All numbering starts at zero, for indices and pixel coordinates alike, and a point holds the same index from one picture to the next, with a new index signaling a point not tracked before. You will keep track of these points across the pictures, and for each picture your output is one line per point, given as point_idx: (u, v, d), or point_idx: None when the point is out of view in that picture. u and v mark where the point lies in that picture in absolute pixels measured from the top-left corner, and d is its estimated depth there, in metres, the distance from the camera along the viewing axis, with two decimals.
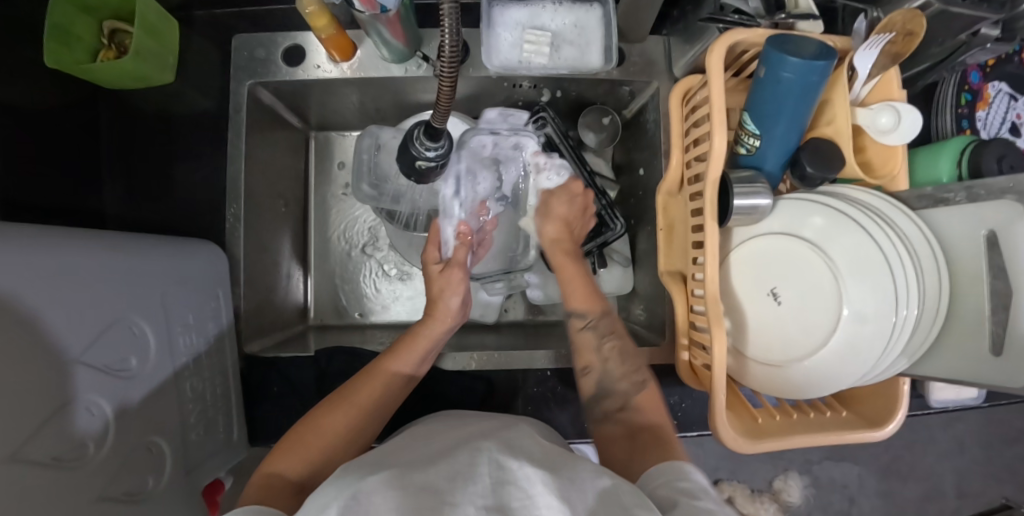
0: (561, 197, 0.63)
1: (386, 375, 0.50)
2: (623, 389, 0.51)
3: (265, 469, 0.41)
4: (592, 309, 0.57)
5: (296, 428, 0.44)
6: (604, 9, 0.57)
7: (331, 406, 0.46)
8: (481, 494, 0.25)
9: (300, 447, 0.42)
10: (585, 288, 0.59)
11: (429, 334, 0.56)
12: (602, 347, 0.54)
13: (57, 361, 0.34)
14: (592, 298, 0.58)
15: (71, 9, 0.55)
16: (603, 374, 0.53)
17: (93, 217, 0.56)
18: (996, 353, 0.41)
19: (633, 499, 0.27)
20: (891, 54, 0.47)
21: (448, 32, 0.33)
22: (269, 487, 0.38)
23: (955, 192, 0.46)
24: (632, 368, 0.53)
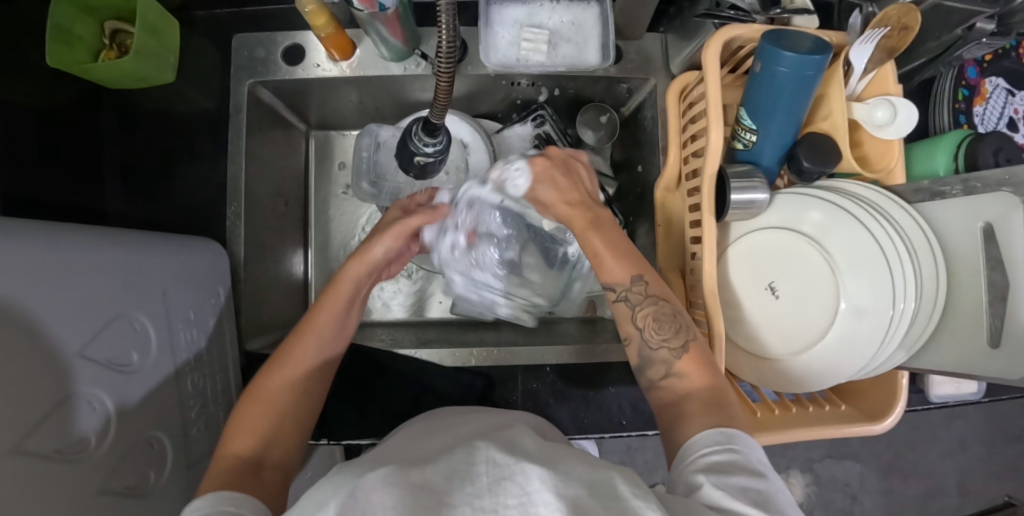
0: (544, 182, 0.50)
1: (315, 332, 0.48)
2: (665, 357, 0.42)
3: (222, 452, 0.40)
4: (627, 276, 0.44)
5: (240, 404, 0.43)
6: (601, 6, 0.58)
7: (268, 373, 0.45)
8: (479, 493, 0.25)
9: (249, 422, 0.41)
10: (615, 252, 0.45)
11: (350, 279, 0.52)
12: (638, 317, 0.44)
13: (59, 356, 0.35)
14: (627, 262, 0.45)
15: (73, 10, 0.56)
16: (643, 344, 0.44)
17: (94, 215, 0.57)
18: (994, 345, 0.41)
19: (632, 490, 0.27)
20: (887, 48, 0.47)
21: (444, 29, 0.34)
22: (230, 469, 0.38)
23: (952, 186, 0.46)
24: (674, 332, 0.42)
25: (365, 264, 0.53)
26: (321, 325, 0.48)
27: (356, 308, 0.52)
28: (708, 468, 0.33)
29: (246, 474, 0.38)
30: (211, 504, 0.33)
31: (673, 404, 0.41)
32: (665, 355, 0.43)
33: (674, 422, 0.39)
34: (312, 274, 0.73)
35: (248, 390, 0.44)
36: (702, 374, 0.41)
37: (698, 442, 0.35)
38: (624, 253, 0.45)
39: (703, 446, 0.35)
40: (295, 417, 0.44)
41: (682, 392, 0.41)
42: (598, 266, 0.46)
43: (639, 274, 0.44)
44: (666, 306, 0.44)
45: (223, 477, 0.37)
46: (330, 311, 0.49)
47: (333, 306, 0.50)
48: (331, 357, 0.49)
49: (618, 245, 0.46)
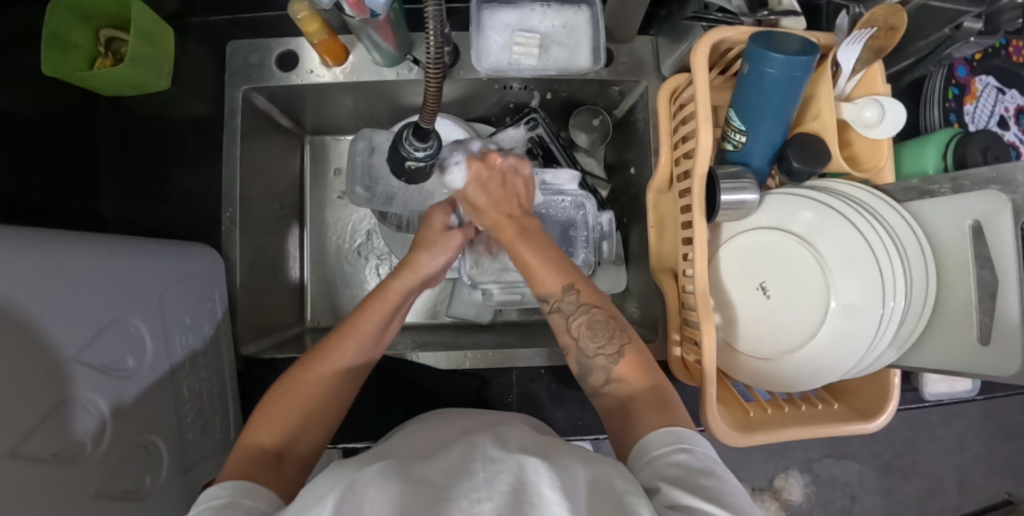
0: (473, 186, 0.53)
1: (355, 336, 0.45)
2: (602, 363, 0.43)
3: (245, 441, 0.40)
4: (558, 285, 0.46)
5: (271, 394, 0.42)
6: (592, 10, 0.58)
7: (301, 372, 0.43)
8: (475, 487, 0.25)
9: (274, 416, 0.41)
10: (543, 263, 0.47)
11: (400, 287, 0.49)
12: (572, 326, 0.45)
13: (55, 360, 0.35)
14: (557, 271, 0.46)
15: (68, 18, 0.57)
16: (579, 354, 0.45)
17: (93, 221, 0.58)
18: (984, 342, 0.41)
19: (622, 486, 0.27)
20: (875, 48, 0.47)
21: (433, 35, 0.34)
22: (250, 461, 0.38)
23: (941, 184, 0.45)
24: (607, 338, 0.44)
25: (416, 275, 0.51)
26: (362, 333, 0.45)
27: (398, 318, 0.50)
28: (664, 471, 0.33)
29: (266, 465, 0.38)
30: (229, 493, 0.34)
31: (620, 407, 0.41)
32: (602, 361, 0.43)
33: (624, 422, 0.40)
34: (309, 277, 0.74)
35: (279, 383, 0.43)
36: (641, 377, 0.42)
37: (652, 443, 0.35)
38: (553, 260, 0.47)
39: (657, 447, 0.35)
40: (322, 419, 0.42)
41: (626, 395, 0.41)
42: (533, 281, 0.48)
43: (570, 282, 0.46)
44: (598, 313, 0.45)
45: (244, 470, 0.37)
46: (375, 318, 0.46)
47: (376, 312, 0.46)
48: (365, 367, 0.46)
49: (547, 255, 0.48)
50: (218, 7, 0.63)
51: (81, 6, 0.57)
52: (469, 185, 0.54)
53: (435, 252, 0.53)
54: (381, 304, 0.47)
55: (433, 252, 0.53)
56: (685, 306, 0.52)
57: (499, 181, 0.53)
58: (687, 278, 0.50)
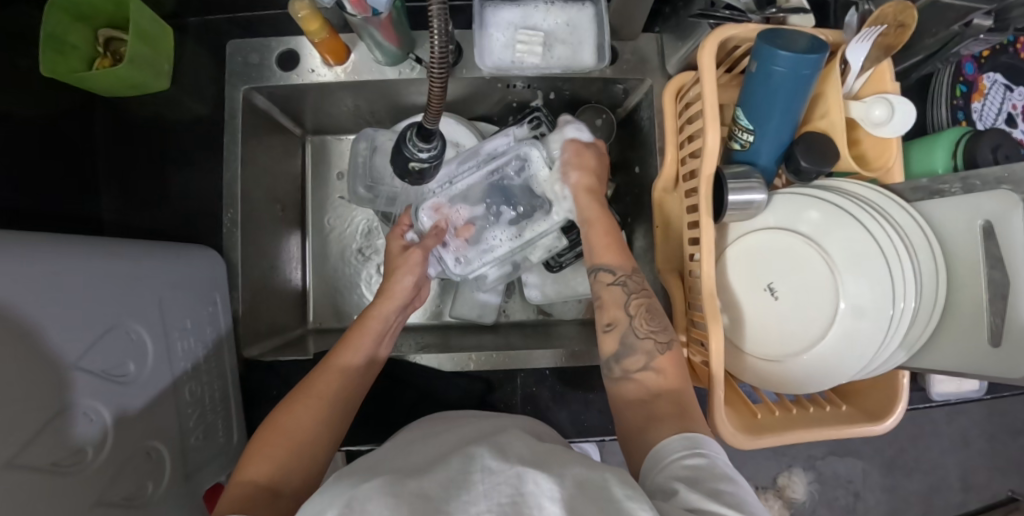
0: (592, 151, 0.60)
1: (340, 366, 0.47)
2: (648, 350, 0.44)
3: (237, 478, 0.38)
4: (622, 263, 0.50)
5: (261, 429, 0.42)
6: (596, 7, 0.57)
7: (294, 401, 0.43)
8: (473, 500, 0.25)
9: (267, 447, 0.40)
10: (612, 241, 0.52)
11: (379, 315, 0.54)
12: (630, 304, 0.47)
13: (55, 369, 0.34)
14: (622, 252, 0.51)
15: (65, 19, 0.56)
16: (628, 332, 0.46)
17: (91, 224, 0.58)
18: (995, 343, 0.41)
19: (622, 492, 0.25)
20: (884, 46, 0.46)
21: (437, 34, 0.33)
22: (243, 497, 0.36)
23: (951, 184, 0.46)
24: (663, 325, 0.46)
25: (393, 303, 0.55)
26: (349, 356, 0.48)
27: (383, 346, 0.53)
28: (679, 476, 0.32)
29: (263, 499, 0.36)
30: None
31: (642, 403, 0.42)
32: (649, 346, 0.44)
33: (643, 425, 0.39)
34: (311, 277, 0.73)
35: (270, 417, 0.43)
36: (675, 378, 0.43)
37: (668, 448, 0.35)
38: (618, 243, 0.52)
39: (673, 454, 0.35)
40: (316, 446, 0.41)
41: (657, 390, 0.42)
42: (596, 251, 0.52)
43: (633, 266, 0.51)
44: (654, 302, 0.48)
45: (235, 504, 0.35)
46: (359, 344, 0.50)
47: (360, 342, 0.50)
48: (355, 395, 0.47)
49: (613, 235, 0.53)
50: (217, 6, 0.62)
51: (79, 6, 0.56)
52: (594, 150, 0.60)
53: (404, 273, 0.57)
54: (363, 334, 0.51)
55: (399, 273, 0.57)
56: (691, 307, 0.51)
57: (595, 160, 0.60)
58: (693, 279, 0.50)
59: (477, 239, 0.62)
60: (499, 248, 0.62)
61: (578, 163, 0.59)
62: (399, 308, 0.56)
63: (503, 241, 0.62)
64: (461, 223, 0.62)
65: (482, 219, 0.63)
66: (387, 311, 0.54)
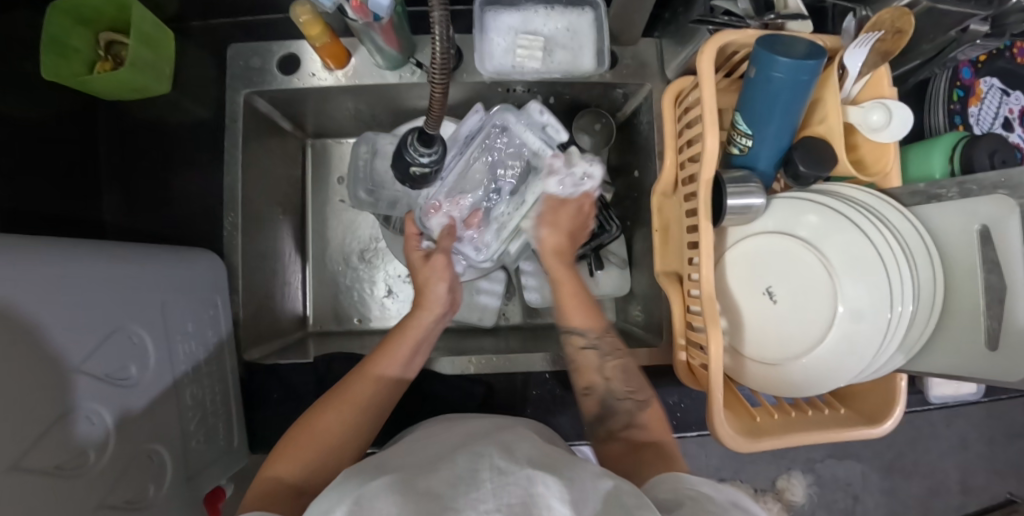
0: (569, 207, 0.61)
1: (377, 374, 0.47)
2: (629, 407, 0.48)
3: (263, 473, 0.39)
4: (594, 325, 0.54)
5: (295, 427, 0.43)
6: (596, 13, 0.58)
7: (327, 405, 0.44)
8: (483, 497, 0.25)
9: (298, 446, 0.41)
10: (578, 302, 0.55)
11: (420, 323, 0.53)
12: (605, 366, 0.52)
13: (58, 372, 0.35)
14: (592, 314, 0.54)
15: (67, 22, 0.56)
16: (607, 393, 0.50)
17: (93, 227, 0.59)
18: (992, 347, 0.41)
19: (632, 500, 0.27)
20: (881, 52, 0.47)
21: (439, 38, 0.34)
22: (267, 495, 0.37)
23: (948, 188, 0.46)
24: (637, 385, 0.50)
25: (432, 312, 0.55)
26: (385, 365, 0.48)
27: (420, 356, 0.52)
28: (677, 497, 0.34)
29: (287, 499, 0.37)
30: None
31: (632, 452, 0.44)
32: (629, 405, 0.48)
33: (635, 466, 0.42)
34: (311, 280, 0.73)
35: (303, 419, 0.44)
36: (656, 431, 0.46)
37: (666, 480, 0.37)
38: (585, 306, 0.55)
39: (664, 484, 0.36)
40: (343, 452, 0.42)
41: (642, 442, 0.44)
42: (567, 314, 0.55)
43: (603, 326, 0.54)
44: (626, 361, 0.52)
45: (258, 501, 0.36)
46: (397, 353, 0.49)
47: (398, 350, 0.50)
48: (387, 405, 0.47)
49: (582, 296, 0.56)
50: (218, 10, 0.63)
51: (81, 10, 0.56)
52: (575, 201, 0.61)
53: (441, 275, 0.56)
54: (402, 342, 0.51)
55: (437, 279, 0.56)
56: (690, 311, 0.52)
57: (575, 209, 0.61)
58: (692, 283, 0.50)
59: (486, 223, 0.64)
60: (508, 222, 0.64)
61: (550, 220, 0.60)
62: (438, 317, 0.56)
63: (511, 212, 0.64)
64: (467, 211, 0.63)
65: (485, 201, 0.65)
66: (427, 319, 0.54)
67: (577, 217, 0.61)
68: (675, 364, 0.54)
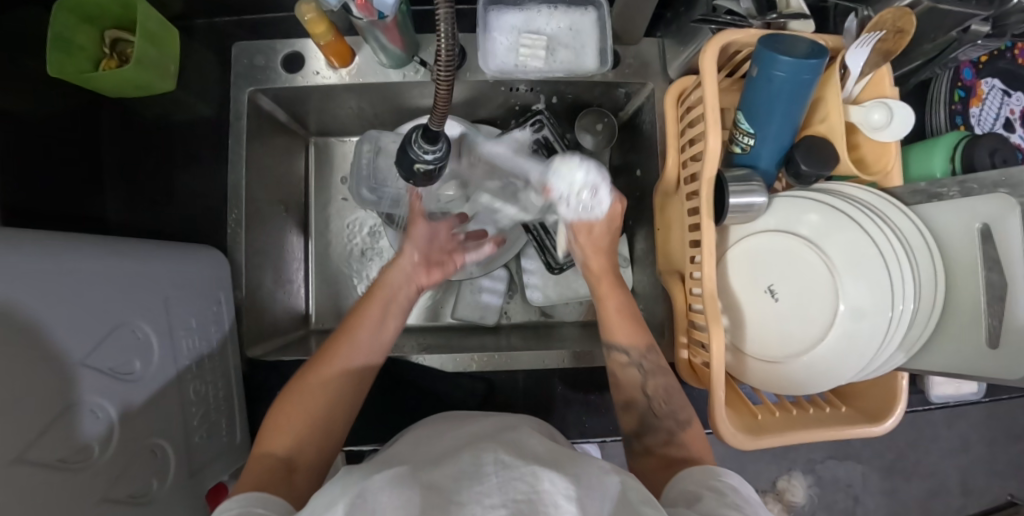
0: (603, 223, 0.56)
1: (351, 339, 0.49)
2: (671, 426, 0.48)
3: (257, 451, 0.42)
4: (637, 345, 0.51)
5: (279, 401, 0.45)
6: (598, 12, 0.58)
7: (305, 377, 0.46)
8: (488, 492, 0.25)
9: (285, 422, 0.43)
10: (624, 318, 0.53)
11: (387, 283, 0.54)
12: (648, 386, 0.51)
13: (62, 366, 0.35)
14: (637, 333, 0.52)
15: (72, 19, 0.56)
16: (647, 411, 0.50)
17: (96, 223, 0.59)
18: (993, 345, 0.41)
19: (640, 496, 0.27)
20: (883, 51, 0.48)
21: (443, 37, 0.34)
22: (262, 470, 0.39)
23: (949, 187, 0.46)
24: (679, 406, 0.50)
25: (403, 264, 0.55)
26: (361, 331, 0.50)
27: (393, 317, 0.53)
28: (703, 487, 0.35)
29: (281, 475, 0.39)
30: (241, 504, 0.33)
31: (665, 468, 0.45)
32: (670, 425, 0.48)
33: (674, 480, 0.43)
34: (314, 279, 0.73)
35: (285, 394, 0.45)
36: (700, 448, 0.46)
37: (692, 475, 0.38)
38: (628, 325, 0.52)
39: (693, 475, 0.38)
40: (329, 425, 0.44)
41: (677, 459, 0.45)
42: (610, 330, 0.53)
43: (648, 344, 0.52)
44: (671, 380, 0.51)
45: (255, 478, 0.38)
46: (369, 316, 0.51)
47: (371, 312, 0.51)
48: (369, 370, 0.49)
49: (631, 311, 0.54)
50: (223, 9, 0.63)
51: (87, 7, 0.57)
52: (603, 218, 0.55)
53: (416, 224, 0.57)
54: (371, 305, 0.52)
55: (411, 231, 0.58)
56: (692, 309, 0.52)
57: (606, 226, 0.56)
58: (694, 281, 0.50)
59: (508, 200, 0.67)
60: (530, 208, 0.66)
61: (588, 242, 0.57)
62: (412, 267, 0.56)
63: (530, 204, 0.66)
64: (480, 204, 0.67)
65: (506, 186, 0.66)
66: (399, 273, 0.55)
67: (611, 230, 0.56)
68: (677, 362, 0.54)
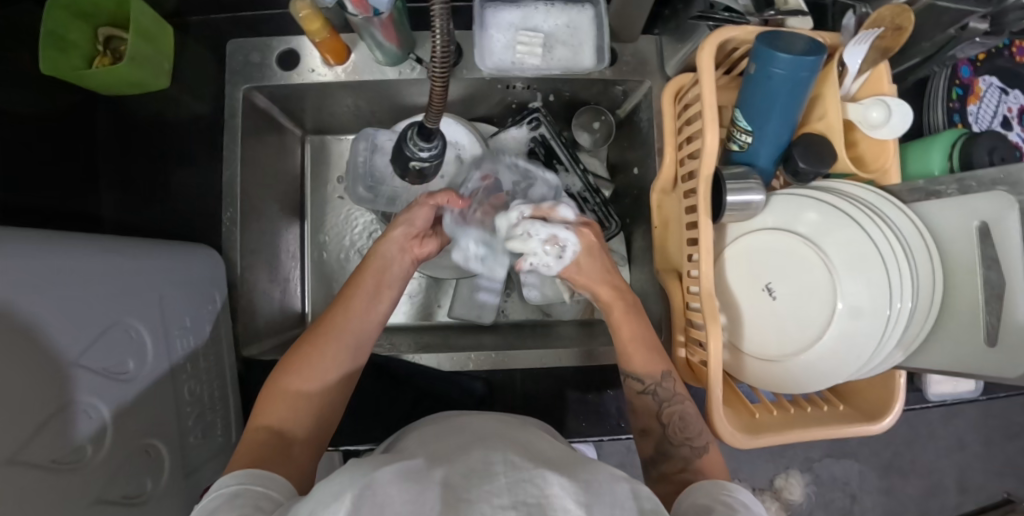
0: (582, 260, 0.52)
1: (348, 310, 0.48)
2: (686, 452, 0.46)
3: (252, 423, 0.42)
4: (653, 373, 0.50)
5: (274, 374, 0.44)
6: (596, 9, 0.58)
7: (303, 347, 0.46)
8: (497, 492, 0.24)
9: (279, 396, 0.43)
10: (641, 347, 0.50)
11: (382, 253, 0.53)
12: (664, 413, 0.49)
13: (56, 365, 0.34)
14: (653, 362, 0.50)
15: (66, 16, 0.56)
16: (662, 439, 0.48)
17: (90, 221, 0.58)
18: (991, 344, 0.41)
19: (650, 505, 0.27)
20: (881, 48, 0.47)
21: (438, 34, 0.34)
22: (258, 444, 0.39)
23: (947, 185, 0.46)
24: (696, 433, 0.47)
25: (399, 233, 0.54)
26: (358, 302, 0.49)
27: (389, 288, 0.52)
28: (718, 502, 0.35)
29: (274, 450, 0.39)
30: (238, 481, 0.33)
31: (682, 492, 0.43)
32: (686, 452, 0.46)
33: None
34: (310, 278, 0.73)
35: (282, 364, 0.45)
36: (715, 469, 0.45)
37: (704, 487, 0.38)
38: (642, 355, 0.50)
39: (707, 489, 0.37)
40: (323, 401, 0.44)
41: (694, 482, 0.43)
42: (626, 359, 0.51)
43: (666, 370, 0.50)
44: (689, 406, 0.49)
45: (251, 451, 0.38)
46: (365, 287, 0.50)
47: (366, 283, 0.51)
48: (367, 342, 0.49)
49: (647, 340, 0.51)
50: (218, 6, 0.63)
51: (80, 3, 0.56)
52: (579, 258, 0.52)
53: (418, 206, 0.55)
54: (366, 278, 0.51)
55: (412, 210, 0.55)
56: (689, 308, 0.52)
57: (591, 263, 0.52)
58: (692, 279, 0.50)
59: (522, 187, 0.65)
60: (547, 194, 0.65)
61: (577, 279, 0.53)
62: (405, 237, 0.54)
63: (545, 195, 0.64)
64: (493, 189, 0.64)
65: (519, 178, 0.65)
66: (392, 244, 0.53)
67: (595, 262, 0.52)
68: (674, 361, 0.54)
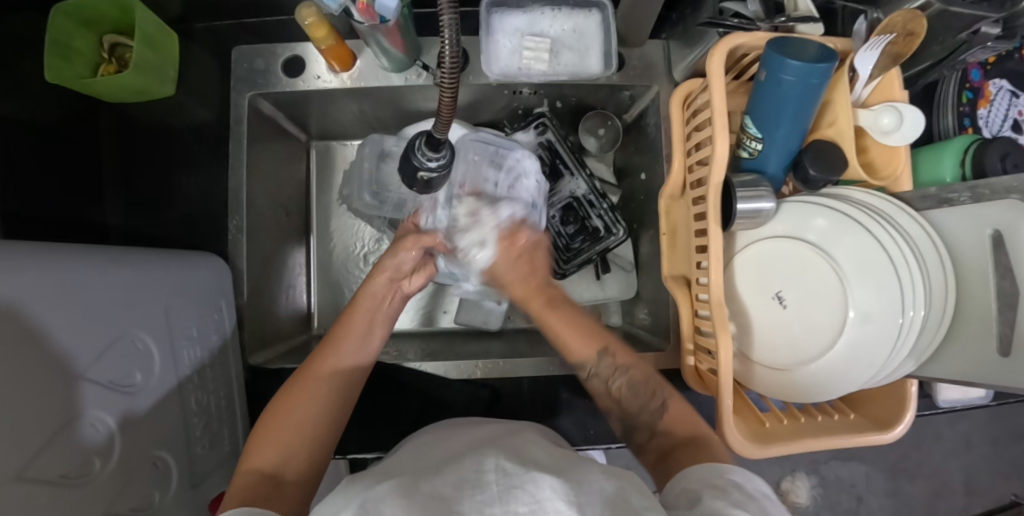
0: (504, 260, 0.56)
1: (337, 350, 0.48)
2: (646, 413, 0.46)
3: (245, 465, 0.41)
4: (592, 353, 0.49)
5: (270, 411, 0.44)
6: (603, 14, 0.57)
7: (295, 386, 0.45)
8: (489, 501, 0.24)
9: (270, 435, 0.42)
10: (575, 332, 0.50)
11: (369, 292, 0.53)
12: (613, 390, 0.49)
13: (62, 379, 0.34)
14: (590, 339, 0.50)
15: (70, 24, 0.55)
16: (622, 414, 0.48)
17: (94, 231, 0.58)
18: (1004, 353, 0.40)
19: (642, 501, 0.26)
20: (891, 55, 0.47)
21: (447, 42, 0.33)
22: (248, 487, 0.38)
23: (959, 192, 0.45)
24: (649, 396, 0.47)
25: (384, 276, 0.54)
26: (347, 345, 0.49)
27: (379, 325, 0.52)
28: (705, 488, 0.34)
29: (267, 489, 0.38)
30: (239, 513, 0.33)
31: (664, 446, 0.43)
32: (652, 407, 0.46)
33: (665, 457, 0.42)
34: (316, 284, 0.73)
35: (278, 402, 0.44)
36: (684, 427, 0.44)
37: (694, 471, 0.37)
38: (578, 332, 0.50)
39: (696, 475, 0.36)
40: (316, 440, 0.43)
41: (672, 442, 0.43)
42: (567, 349, 0.51)
43: (603, 349, 0.49)
44: (636, 373, 0.48)
45: (242, 494, 0.38)
46: (354, 328, 0.50)
47: (356, 324, 0.51)
48: (359, 376, 0.49)
49: (578, 324, 0.51)
50: (224, 12, 0.62)
51: (85, 12, 0.56)
52: (496, 259, 0.56)
53: (401, 249, 0.55)
54: (349, 325, 0.51)
55: (396, 252, 0.55)
56: (698, 316, 0.51)
57: (523, 250, 0.56)
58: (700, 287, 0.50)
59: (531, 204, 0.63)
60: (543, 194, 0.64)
61: (508, 269, 0.55)
62: (392, 279, 0.55)
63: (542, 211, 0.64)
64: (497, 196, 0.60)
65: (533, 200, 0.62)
66: (377, 284, 0.53)
67: (530, 253, 0.56)
68: (683, 368, 0.54)
